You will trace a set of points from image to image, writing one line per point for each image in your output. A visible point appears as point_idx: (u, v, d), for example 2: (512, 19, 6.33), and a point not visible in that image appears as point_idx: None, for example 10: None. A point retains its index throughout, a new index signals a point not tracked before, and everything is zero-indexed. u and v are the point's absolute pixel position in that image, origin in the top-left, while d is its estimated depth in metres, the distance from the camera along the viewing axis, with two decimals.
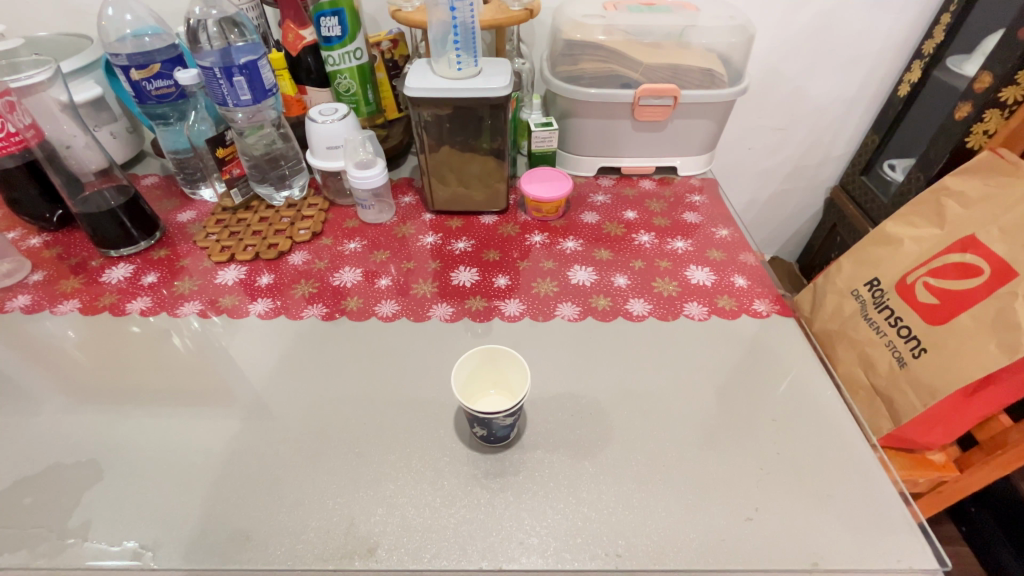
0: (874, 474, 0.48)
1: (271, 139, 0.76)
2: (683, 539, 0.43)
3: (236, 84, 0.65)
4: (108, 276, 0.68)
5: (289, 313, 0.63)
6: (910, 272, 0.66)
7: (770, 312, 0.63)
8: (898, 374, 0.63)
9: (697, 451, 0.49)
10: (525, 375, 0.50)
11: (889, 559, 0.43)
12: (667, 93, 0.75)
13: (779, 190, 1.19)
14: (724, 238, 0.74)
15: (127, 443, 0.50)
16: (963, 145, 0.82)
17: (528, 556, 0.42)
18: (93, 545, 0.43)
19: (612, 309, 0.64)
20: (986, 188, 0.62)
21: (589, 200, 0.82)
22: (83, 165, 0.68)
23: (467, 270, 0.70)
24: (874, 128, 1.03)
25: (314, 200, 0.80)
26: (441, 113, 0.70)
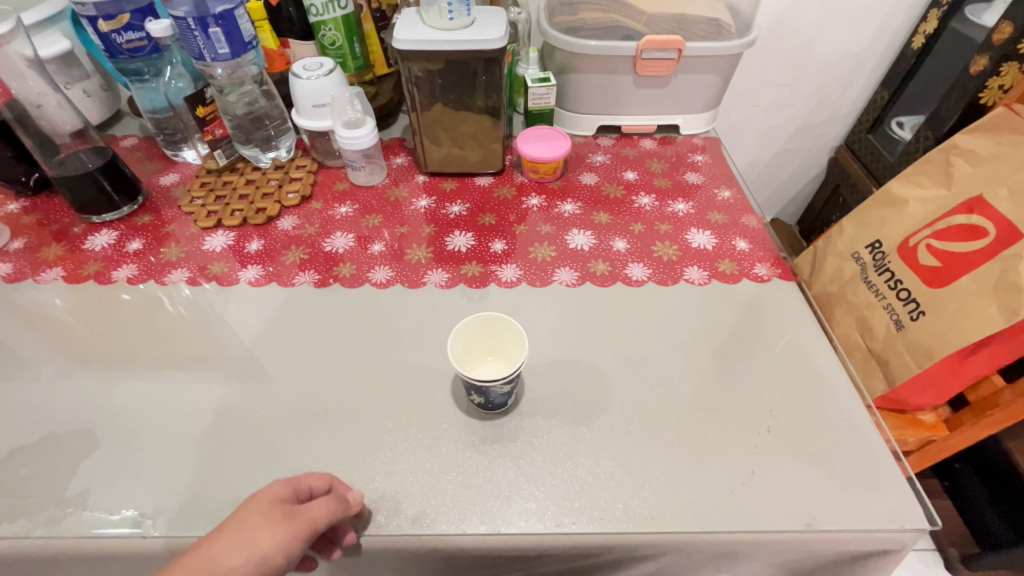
0: (870, 437, 0.48)
1: (254, 97, 0.73)
2: (679, 502, 0.44)
3: (212, 36, 0.60)
4: (92, 243, 0.66)
5: (280, 280, 0.62)
6: (912, 235, 0.65)
7: (771, 276, 0.62)
8: (895, 337, 0.63)
9: (694, 415, 0.49)
10: (523, 343, 0.49)
11: (880, 519, 0.43)
12: (671, 45, 0.71)
13: (783, 150, 1.16)
14: (726, 200, 0.72)
15: (121, 412, 0.50)
16: (976, 101, 0.80)
17: (526, 520, 0.43)
18: (92, 514, 0.43)
19: (611, 274, 0.62)
20: (996, 146, 0.60)
21: (589, 160, 0.79)
22: (57, 126, 0.64)
23: (463, 234, 0.68)
24: (885, 84, 0.99)
25: (302, 161, 0.77)
26: (433, 68, 0.66)
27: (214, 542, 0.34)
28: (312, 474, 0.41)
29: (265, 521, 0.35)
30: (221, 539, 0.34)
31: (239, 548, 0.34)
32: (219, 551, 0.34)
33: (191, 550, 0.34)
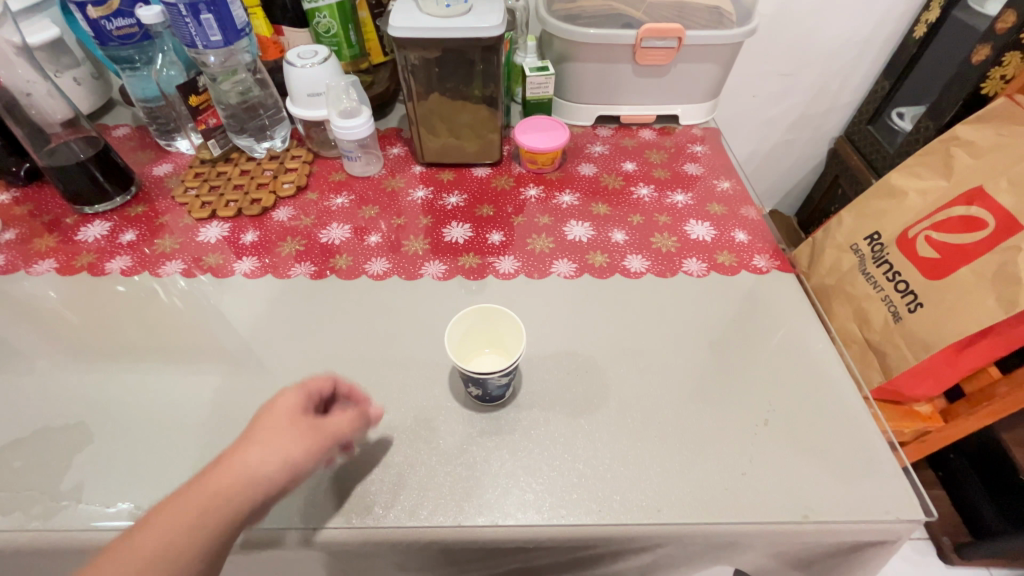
0: (867, 428, 0.48)
1: (247, 86, 0.72)
2: (676, 493, 0.44)
3: (204, 23, 0.59)
4: (84, 234, 0.65)
5: (276, 272, 0.61)
6: (911, 226, 0.64)
7: (770, 268, 0.62)
8: (893, 329, 0.63)
9: (691, 407, 0.49)
10: (521, 335, 0.49)
11: (876, 510, 0.43)
12: (671, 33, 0.69)
13: (782, 140, 1.15)
14: (725, 191, 0.72)
15: (116, 404, 0.49)
16: (977, 91, 0.79)
17: (523, 512, 0.43)
18: (86, 507, 0.43)
19: (610, 266, 0.62)
20: (997, 137, 0.59)
21: (587, 151, 0.79)
22: (47, 116, 0.62)
23: (460, 225, 0.67)
24: (885, 73, 0.98)
25: (297, 152, 0.76)
26: (429, 56, 0.65)
27: (245, 451, 0.36)
28: (315, 376, 0.43)
29: (291, 431, 0.38)
30: (251, 449, 0.36)
31: (271, 457, 0.36)
32: (252, 461, 0.36)
33: (221, 461, 0.36)
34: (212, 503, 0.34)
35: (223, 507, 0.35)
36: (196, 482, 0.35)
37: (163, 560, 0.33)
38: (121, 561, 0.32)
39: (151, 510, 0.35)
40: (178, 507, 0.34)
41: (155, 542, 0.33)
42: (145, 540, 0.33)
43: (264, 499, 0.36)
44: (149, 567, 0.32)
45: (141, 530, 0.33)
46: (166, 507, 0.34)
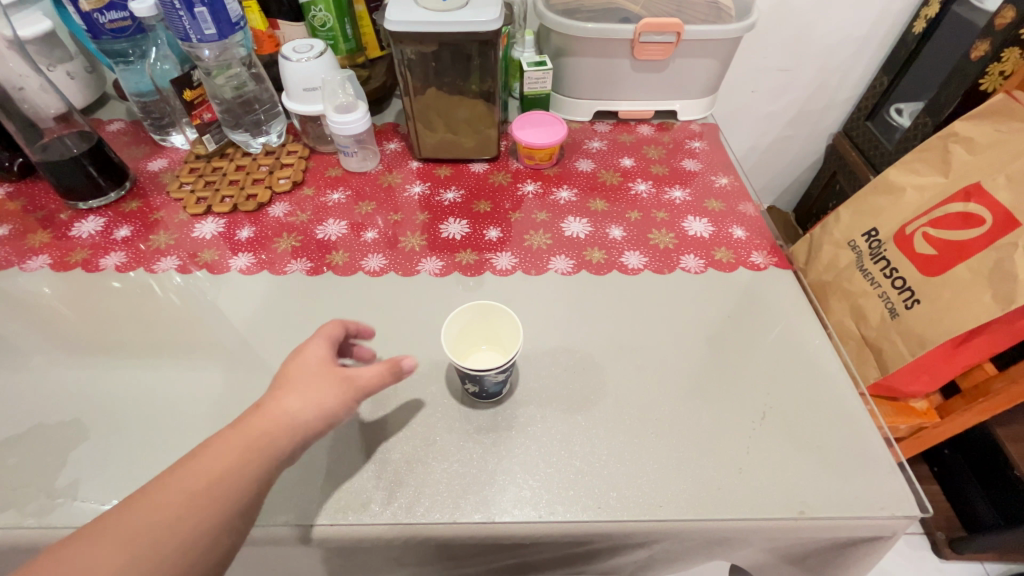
0: (862, 424, 0.48)
1: (242, 80, 0.71)
2: (673, 489, 0.44)
3: (198, 16, 0.58)
4: (79, 230, 0.65)
5: (272, 268, 0.61)
6: (909, 222, 0.64)
7: (768, 264, 0.62)
8: (889, 325, 0.63)
9: (687, 403, 0.49)
10: (517, 331, 0.49)
11: (872, 506, 0.44)
12: (669, 28, 0.69)
13: (781, 136, 1.15)
14: (723, 187, 0.72)
15: (112, 401, 0.49)
16: (976, 88, 0.79)
17: (520, 508, 0.43)
18: (82, 504, 0.43)
19: (607, 262, 0.62)
20: (995, 133, 0.59)
21: (585, 146, 0.78)
22: (40, 110, 0.61)
23: (457, 221, 0.67)
24: (884, 69, 0.98)
25: (293, 147, 0.75)
26: (426, 51, 0.64)
27: (282, 398, 0.39)
28: (326, 324, 0.46)
29: (323, 378, 0.40)
30: (290, 396, 0.39)
31: (308, 403, 0.39)
32: (291, 406, 0.38)
33: (261, 407, 0.38)
34: (253, 443, 0.36)
35: (265, 447, 0.36)
36: (237, 425, 0.37)
37: (209, 495, 0.33)
38: (170, 497, 0.33)
39: (188, 453, 0.35)
40: (218, 448, 0.35)
41: (201, 479, 0.34)
42: (189, 479, 0.34)
43: (302, 441, 0.38)
44: (198, 500, 0.33)
45: (183, 469, 0.34)
46: (206, 449, 0.35)
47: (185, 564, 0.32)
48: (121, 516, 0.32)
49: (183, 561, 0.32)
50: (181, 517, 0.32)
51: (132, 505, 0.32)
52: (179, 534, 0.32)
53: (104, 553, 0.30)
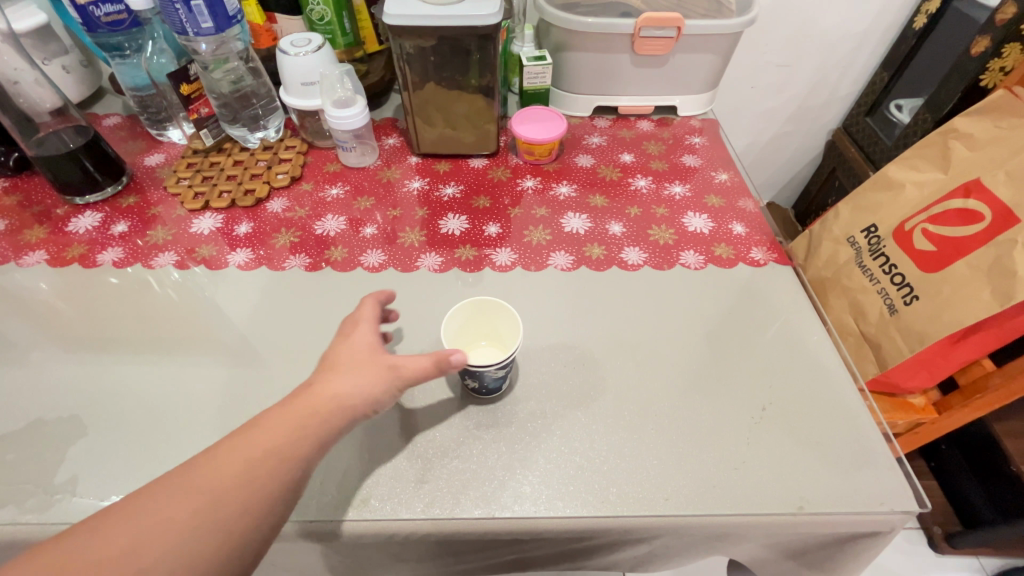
0: (861, 419, 0.48)
1: (239, 74, 0.70)
2: (673, 485, 0.44)
3: (194, 9, 0.58)
4: (75, 225, 0.64)
5: (271, 264, 0.61)
6: (908, 219, 0.64)
7: (768, 260, 0.62)
8: (888, 321, 0.63)
9: (687, 399, 0.49)
10: (517, 326, 0.49)
11: (871, 501, 0.44)
12: (670, 23, 0.68)
13: (780, 132, 1.15)
14: (723, 182, 0.71)
15: (111, 397, 0.49)
16: (976, 83, 0.79)
17: (520, 504, 0.43)
18: (80, 500, 0.43)
19: (607, 258, 0.62)
20: (995, 130, 0.59)
21: (585, 142, 0.78)
22: (36, 104, 0.61)
23: (456, 217, 0.67)
24: (884, 65, 0.98)
25: (291, 142, 0.75)
26: (425, 45, 0.64)
27: (331, 380, 0.39)
28: (363, 304, 0.46)
29: (370, 363, 0.40)
30: (340, 377, 0.39)
31: (357, 386, 0.39)
32: (342, 388, 0.39)
33: (311, 385, 0.39)
34: (306, 419, 0.37)
35: (317, 423, 0.37)
36: (291, 400, 0.38)
37: (267, 462, 0.35)
38: (232, 460, 0.34)
39: (248, 423, 0.37)
40: (276, 419, 0.37)
41: (260, 447, 0.35)
42: (249, 446, 0.35)
43: (350, 422, 0.39)
44: (257, 467, 0.34)
45: (245, 436, 0.36)
46: (265, 419, 0.37)
47: (242, 525, 0.33)
48: (188, 474, 0.33)
49: (241, 522, 0.33)
50: (243, 479, 0.34)
51: (198, 464, 0.34)
52: (239, 496, 0.33)
53: (173, 506, 0.32)
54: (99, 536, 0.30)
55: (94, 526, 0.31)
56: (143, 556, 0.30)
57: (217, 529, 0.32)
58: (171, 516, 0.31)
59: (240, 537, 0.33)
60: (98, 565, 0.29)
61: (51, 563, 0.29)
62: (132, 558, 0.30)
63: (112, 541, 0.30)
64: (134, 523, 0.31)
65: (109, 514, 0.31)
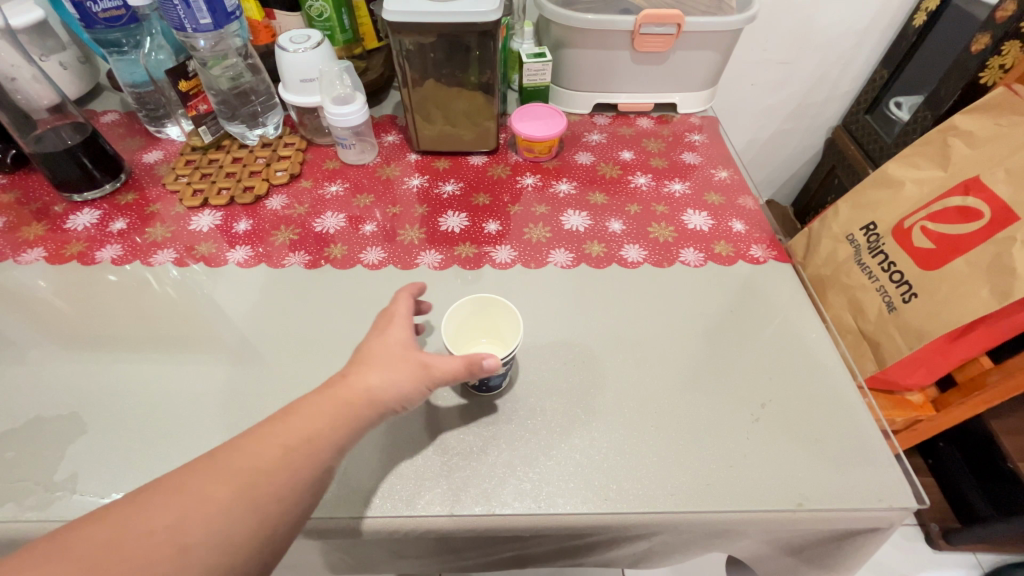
0: (860, 416, 0.49)
1: (238, 71, 0.70)
2: (672, 482, 0.44)
3: (192, 5, 0.57)
4: (73, 223, 0.64)
5: (270, 261, 0.61)
6: (907, 216, 0.64)
7: (767, 258, 0.62)
8: (887, 318, 0.63)
9: (687, 396, 0.50)
10: (518, 323, 0.49)
11: (869, 498, 0.44)
12: (670, 20, 0.68)
13: (780, 130, 1.15)
14: (723, 180, 0.71)
15: (110, 394, 0.49)
16: (976, 81, 0.79)
17: (520, 501, 0.43)
18: (80, 498, 0.43)
19: (607, 256, 0.62)
20: (995, 127, 0.59)
21: (584, 139, 0.78)
22: (33, 101, 0.60)
23: (456, 215, 0.67)
24: (884, 62, 0.98)
25: (290, 139, 0.75)
26: (425, 42, 0.64)
27: (365, 374, 0.39)
28: (398, 296, 0.46)
29: (400, 359, 0.40)
30: (371, 371, 0.39)
31: (390, 381, 0.39)
32: (373, 382, 0.39)
33: (343, 377, 0.39)
34: (338, 410, 0.37)
35: (350, 415, 0.37)
36: (324, 391, 0.38)
37: (301, 450, 0.35)
38: (267, 447, 0.34)
39: (282, 410, 0.37)
40: (310, 408, 0.37)
41: (295, 435, 0.35)
42: (285, 433, 0.35)
43: (378, 417, 0.39)
44: (292, 454, 0.34)
45: (280, 423, 0.35)
46: (299, 408, 0.37)
47: (276, 512, 0.33)
48: (226, 455, 0.33)
49: (276, 508, 0.33)
50: (279, 465, 0.33)
51: (234, 447, 0.34)
52: (273, 482, 0.33)
53: (211, 486, 0.31)
54: (138, 513, 0.30)
55: (133, 503, 0.30)
56: (182, 535, 0.30)
57: (253, 512, 0.32)
58: (208, 499, 0.31)
59: (273, 523, 0.33)
60: (137, 542, 0.29)
61: (90, 539, 0.28)
62: (171, 537, 0.29)
63: (151, 519, 0.30)
64: (172, 503, 0.30)
65: (147, 492, 0.31)
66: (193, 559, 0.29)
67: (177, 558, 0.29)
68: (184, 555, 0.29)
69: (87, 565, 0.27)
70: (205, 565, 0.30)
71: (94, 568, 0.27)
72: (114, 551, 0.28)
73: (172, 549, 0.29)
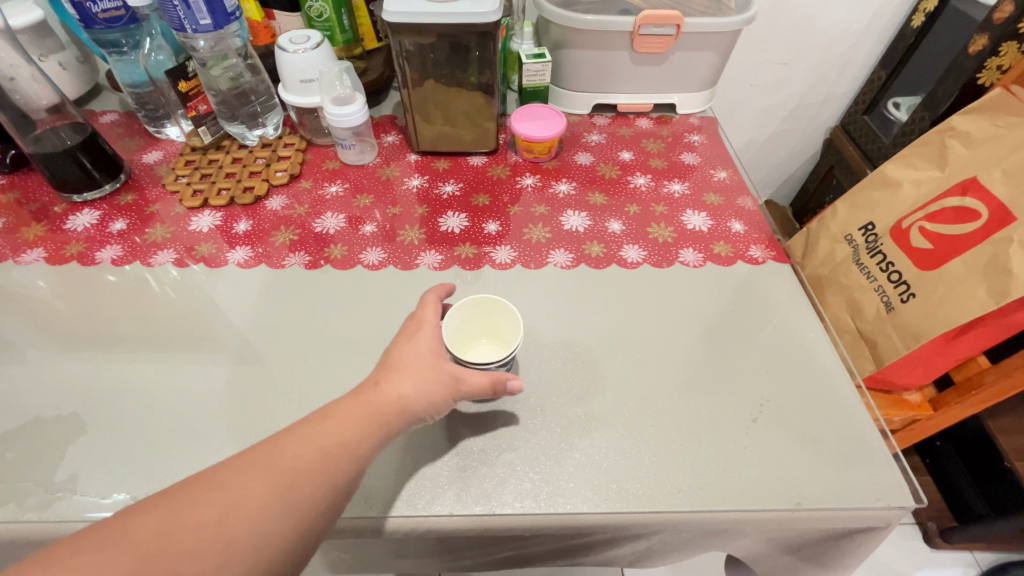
0: (858, 416, 0.49)
1: (238, 71, 0.70)
2: (671, 482, 0.44)
3: (192, 5, 0.57)
4: (73, 223, 0.64)
5: (270, 262, 0.61)
6: (905, 217, 0.64)
7: (766, 258, 0.62)
8: (885, 318, 0.63)
9: (686, 396, 0.50)
10: (518, 324, 0.50)
11: (867, 497, 0.44)
12: (669, 21, 0.68)
13: (779, 130, 1.15)
14: (722, 180, 0.72)
15: (111, 394, 0.49)
16: (974, 82, 0.79)
17: (520, 500, 0.43)
18: (81, 498, 0.43)
19: (606, 256, 0.62)
20: (993, 128, 0.59)
21: (584, 139, 0.78)
22: (32, 101, 0.60)
23: (456, 215, 0.67)
24: (883, 63, 0.98)
25: (289, 139, 0.75)
26: (425, 42, 0.64)
27: (397, 383, 0.39)
28: (427, 298, 0.45)
29: (431, 367, 0.40)
30: (403, 379, 0.39)
31: (421, 391, 0.39)
32: (406, 391, 0.39)
33: (376, 385, 0.39)
34: (371, 416, 0.37)
35: (383, 421, 0.37)
36: (356, 396, 0.38)
37: (336, 452, 0.35)
38: (306, 448, 0.34)
39: (317, 411, 0.37)
40: (344, 411, 0.37)
41: (330, 438, 0.35)
42: (320, 434, 0.35)
43: (407, 425, 0.39)
44: (328, 456, 0.35)
45: (316, 424, 0.36)
46: (334, 411, 0.37)
47: (312, 512, 0.33)
48: (268, 454, 0.33)
49: (312, 509, 0.33)
50: (316, 466, 0.34)
51: (272, 446, 0.34)
52: (310, 482, 0.33)
53: (253, 484, 0.32)
54: (184, 507, 0.30)
55: (178, 496, 0.31)
56: (226, 531, 0.30)
57: (292, 512, 0.32)
58: (249, 496, 0.31)
59: (310, 522, 0.33)
60: (183, 535, 0.29)
61: (139, 530, 0.29)
62: (214, 532, 0.30)
63: (196, 513, 0.30)
64: (216, 499, 0.31)
65: (191, 486, 0.31)
66: (235, 554, 0.30)
67: (221, 553, 0.30)
68: (227, 551, 0.30)
69: (136, 557, 0.28)
70: (246, 561, 0.30)
71: (143, 559, 0.28)
72: (161, 543, 0.29)
73: (217, 544, 0.30)
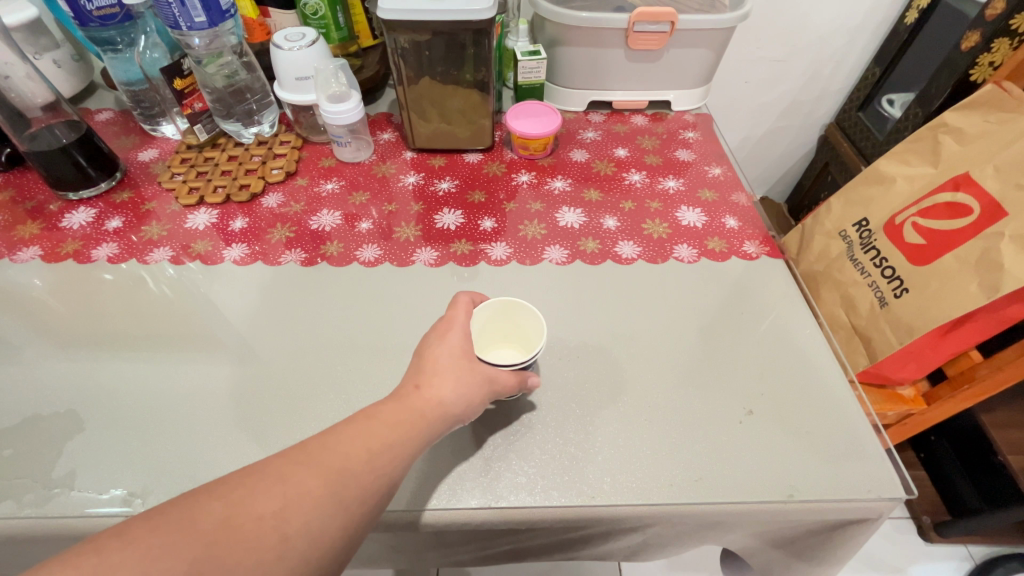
0: (850, 410, 0.49)
1: (233, 69, 0.70)
2: (664, 474, 0.45)
3: (187, 3, 0.57)
4: (69, 221, 0.64)
5: (266, 259, 0.61)
6: (898, 213, 0.65)
7: (759, 254, 0.63)
8: (878, 314, 0.64)
9: (678, 390, 0.50)
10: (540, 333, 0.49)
11: (859, 490, 0.45)
12: (664, 18, 0.68)
13: (774, 127, 1.16)
14: (716, 177, 0.72)
15: (108, 392, 0.49)
16: (966, 78, 0.80)
17: (516, 493, 0.44)
18: (78, 494, 0.43)
19: (601, 252, 0.62)
20: (985, 124, 0.60)
21: (579, 136, 0.78)
22: (27, 100, 0.60)
23: (452, 212, 0.67)
24: (877, 60, 0.98)
25: (285, 137, 0.75)
26: (419, 40, 0.64)
27: (437, 387, 0.39)
28: (460, 300, 0.46)
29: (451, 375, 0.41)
30: (442, 385, 0.39)
31: (458, 396, 0.40)
32: (446, 396, 0.39)
33: (416, 389, 0.39)
34: (412, 420, 0.37)
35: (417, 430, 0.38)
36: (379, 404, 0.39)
37: (386, 454, 0.35)
38: (351, 451, 0.34)
39: (359, 414, 0.37)
40: (383, 418, 0.37)
41: (378, 439, 0.35)
42: (367, 438, 0.35)
43: (449, 427, 0.40)
44: (375, 459, 0.35)
45: (361, 427, 0.36)
46: (377, 414, 0.37)
47: (356, 507, 0.33)
48: (321, 451, 0.34)
49: (361, 511, 0.33)
50: (366, 468, 0.34)
51: (320, 445, 0.34)
52: (360, 484, 0.34)
53: (309, 480, 0.32)
54: (245, 497, 0.30)
55: (240, 485, 0.31)
56: (283, 523, 0.30)
57: (343, 512, 0.32)
58: (306, 490, 0.32)
59: (356, 522, 0.33)
60: (250, 524, 0.30)
61: (206, 518, 0.29)
62: (273, 525, 0.30)
63: (258, 504, 0.30)
64: (276, 491, 0.31)
65: (254, 475, 0.32)
66: (290, 550, 0.30)
67: (278, 546, 0.30)
68: (285, 543, 0.30)
69: (197, 544, 0.28)
70: (301, 554, 0.30)
71: (207, 548, 0.28)
72: (227, 531, 0.29)
73: (275, 536, 0.30)
